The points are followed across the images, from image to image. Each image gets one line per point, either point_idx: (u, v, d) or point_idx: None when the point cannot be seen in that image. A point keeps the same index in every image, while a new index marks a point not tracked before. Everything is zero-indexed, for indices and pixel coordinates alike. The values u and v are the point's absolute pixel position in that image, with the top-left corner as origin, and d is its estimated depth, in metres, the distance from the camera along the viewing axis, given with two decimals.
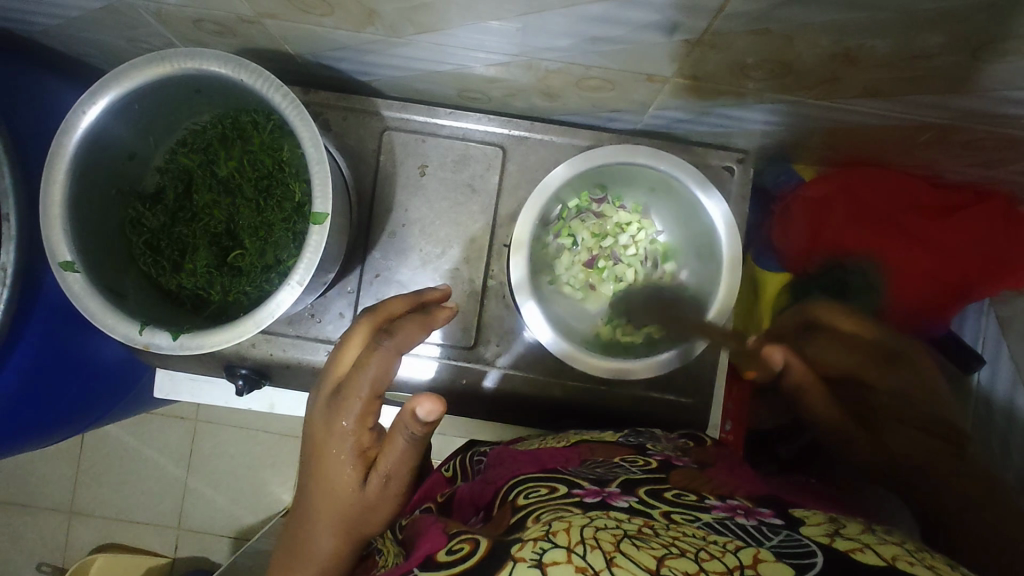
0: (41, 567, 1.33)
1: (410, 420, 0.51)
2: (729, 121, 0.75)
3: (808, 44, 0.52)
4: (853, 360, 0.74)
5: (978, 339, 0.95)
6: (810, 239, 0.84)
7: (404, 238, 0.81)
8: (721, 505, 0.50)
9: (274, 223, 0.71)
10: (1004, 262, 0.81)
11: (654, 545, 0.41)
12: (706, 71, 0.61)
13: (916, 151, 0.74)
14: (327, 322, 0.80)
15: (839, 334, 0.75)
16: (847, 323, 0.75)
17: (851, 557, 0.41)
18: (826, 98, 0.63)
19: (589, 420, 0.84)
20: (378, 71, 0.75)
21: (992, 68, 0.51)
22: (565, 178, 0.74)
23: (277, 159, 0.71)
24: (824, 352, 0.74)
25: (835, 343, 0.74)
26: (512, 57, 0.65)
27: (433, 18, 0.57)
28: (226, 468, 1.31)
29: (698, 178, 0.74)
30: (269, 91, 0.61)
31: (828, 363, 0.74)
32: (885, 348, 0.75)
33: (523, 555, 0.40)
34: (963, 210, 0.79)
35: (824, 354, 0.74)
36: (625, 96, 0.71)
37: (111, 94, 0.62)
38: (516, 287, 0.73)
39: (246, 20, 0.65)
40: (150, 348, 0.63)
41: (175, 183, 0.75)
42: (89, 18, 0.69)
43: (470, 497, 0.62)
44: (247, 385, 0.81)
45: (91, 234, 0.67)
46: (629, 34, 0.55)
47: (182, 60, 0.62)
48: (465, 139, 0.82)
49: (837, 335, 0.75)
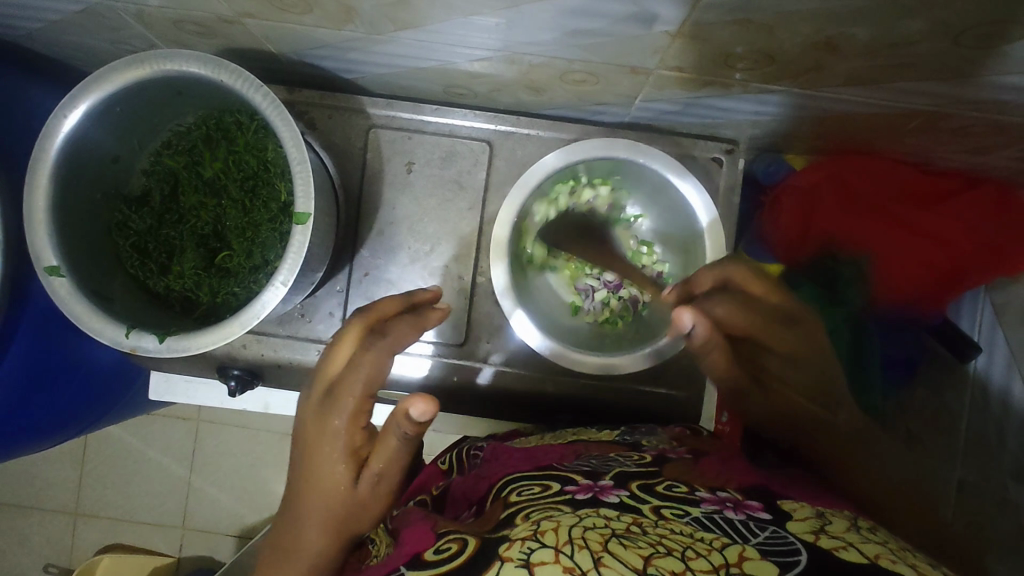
0: (48, 568, 1.34)
1: (402, 419, 0.51)
2: (716, 112, 0.74)
3: (791, 33, 0.52)
4: (749, 323, 0.63)
5: (974, 326, 0.93)
6: (801, 230, 0.84)
7: (393, 236, 0.81)
8: (712, 498, 0.50)
9: (259, 224, 0.71)
10: (997, 247, 0.80)
11: (641, 544, 0.41)
12: (691, 63, 0.60)
13: (907, 139, 0.73)
14: (318, 322, 0.80)
15: (742, 298, 0.64)
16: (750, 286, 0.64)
17: (834, 555, 0.41)
18: (813, 87, 0.63)
19: (583, 414, 0.84)
20: (362, 69, 0.74)
21: (979, 54, 0.51)
22: (552, 168, 0.73)
23: (263, 160, 0.71)
24: (725, 314, 0.62)
25: (736, 307, 0.63)
26: (496, 52, 0.64)
27: (412, 14, 0.57)
28: (228, 468, 1.31)
29: (674, 165, 0.73)
30: (248, 92, 0.61)
31: (728, 326, 0.63)
32: (784, 312, 0.64)
33: (511, 555, 0.40)
34: (955, 197, 0.78)
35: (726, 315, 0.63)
36: (612, 89, 0.71)
37: (91, 97, 0.62)
38: (501, 296, 0.73)
39: (226, 20, 0.65)
40: (138, 351, 0.63)
41: (161, 185, 0.75)
42: (72, 22, 0.69)
43: (463, 493, 0.62)
44: (239, 386, 0.81)
45: (77, 239, 0.66)
46: (610, 26, 0.54)
47: (162, 61, 0.61)
48: (452, 136, 0.81)
49: (742, 301, 0.63)
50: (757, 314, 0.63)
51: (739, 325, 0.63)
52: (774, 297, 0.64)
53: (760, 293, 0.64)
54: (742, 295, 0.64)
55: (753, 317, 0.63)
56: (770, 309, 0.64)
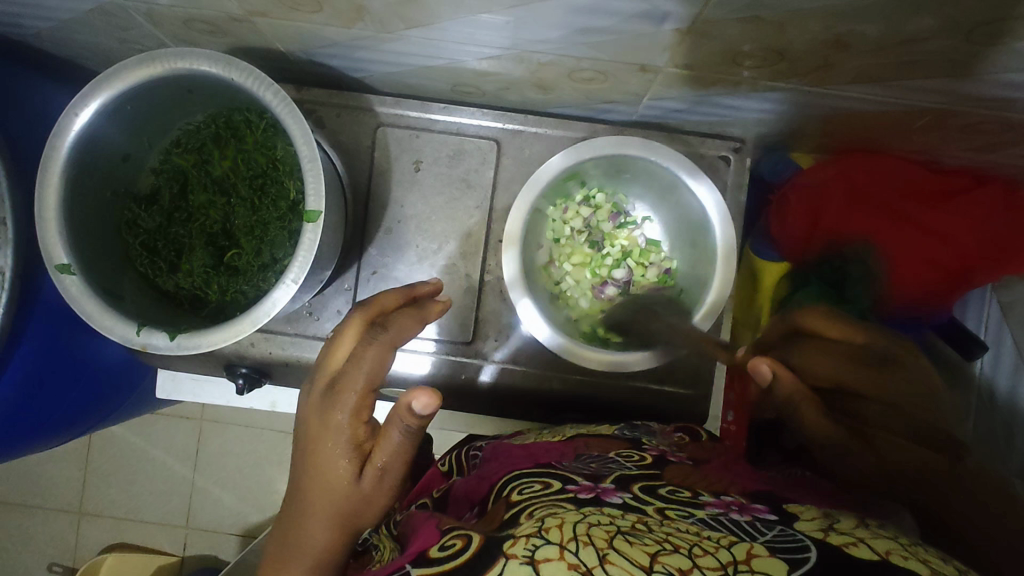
0: (52, 567, 1.35)
1: (405, 414, 0.52)
2: (724, 110, 0.74)
3: (800, 30, 0.52)
4: (841, 367, 0.67)
5: (981, 323, 0.95)
6: (808, 228, 0.85)
7: (401, 234, 0.81)
8: (716, 501, 0.50)
9: (268, 222, 0.72)
10: (1005, 247, 0.78)
11: (647, 541, 0.41)
12: (700, 60, 0.60)
13: (915, 137, 0.73)
14: (325, 320, 0.80)
15: (826, 343, 0.69)
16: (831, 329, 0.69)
17: (845, 551, 0.41)
18: (821, 85, 0.63)
19: (590, 412, 0.84)
20: (371, 67, 0.75)
21: (989, 51, 0.51)
22: (560, 169, 0.73)
23: (272, 158, 0.71)
24: (811, 359, 0.68)
25: (823, 351, 0.68)
26: (504, 50, 0.64)
27: (422, 13, 0.57)
28: (232, 467, 1.31)
29: (688, 166, 0.73)
30: (259, 90, 0.61)
31: (818, 371, 0.68)
32: (873, 353, 0.68)
33: (516, 552, 0.40)
34: (964, 194, 0.78)
35: (808, 361, 0.68)
36: (619, 87, 0.71)
37: (102, 96, 0.62)
38: (510, 284, 0.73)
39: (235, 19, 0.65)
40: (148, 348, 0.63)
41: (169, 183, 0.75)
42: (82, 21, 0.69)
43: (466, 493, 0.62)
44: (247, 384, 0.82)
45: (87, 237, 0.67)
46: (619, 23, 0.54)
47: (173, 60, 0.61)
48: (460, 134, 0.82)
49: (828, 346, 0.68)
50: (841, 355, 0.68)
51: (824, 370, 0.68)
52: (857, 339, 0.69)
53: (837, 335, 0.68)
54: (820, 339, 0.69)
55: (841, 360, 0.68)
56: (855, 348, 0.68)
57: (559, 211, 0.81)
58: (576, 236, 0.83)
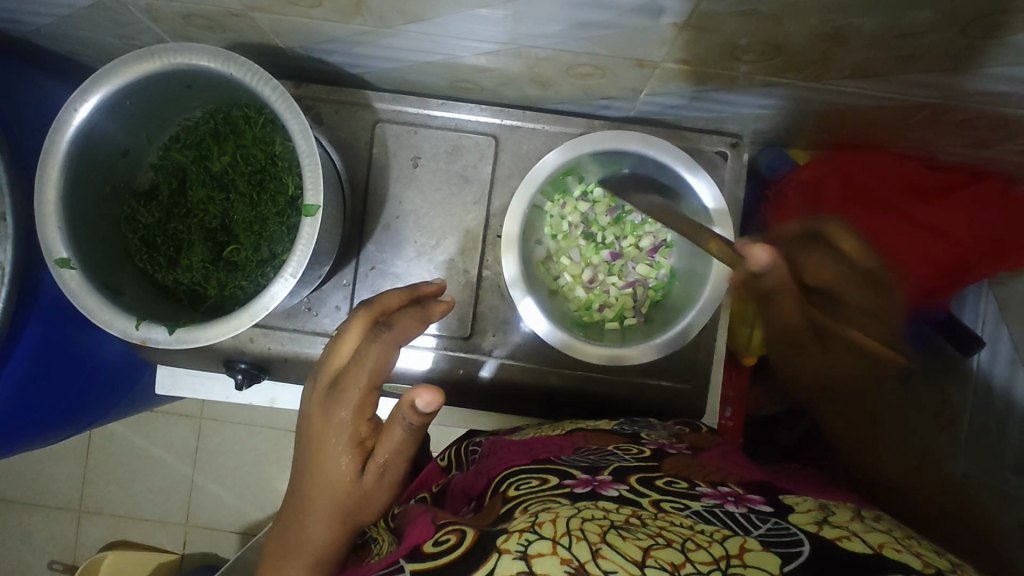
0: (52, 565, 1.35)
1: (409, 411, 0.52)
2: (721, 106, 0.74)
3: (797, 24, 0.52)
4: (834, 275, 0.64)
5: (979, 320, 0.94)
6: (807, 224, 0.84)
7: (398, 230, 0.81)
8: (712, 493, 0.50)
9: (267, 217, 0.72)
10: (999, 243, 0.81)
11: (640, 536, 0.42)
12: (697, 55, 0.60)
13: (910, 133, 0.74)
14: (324, 315, 0.81)
15: (836, 252, 0.65)
16: (847, 243, 0.65)
17: (837, 545, 0.41)
18: (817, 80, 0.63)
19: (589, 408, 0.84)
20: (370, 63, 0.75)
21: (983, 45, 0.51)
22: (558, 163, 0.74)
23: (270, 153, 0.71)
24: (816, 261, 0.64)
25: (827, 258, 0.65)
26: (502, 46, 0.65)
27: (421, 8, 0.57)
28: (232, 465, 1.32)
29: (686, 160, 0.74)
30: (258, 84, 0.61)
31: (817, 274, 0.64)
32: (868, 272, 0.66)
33: (508, 547, 0.40)
34: (962, 191, 0.79)
35: (813, 261, 0.64)
36: (617, 83, 0.71)
37: (102, 91, 0.62)
38: (510, 284, 0.74)
39: (234, 13, 0.65)
40: (147, 342, 0.63)
41: (169, 179, 0.75)
42: (82, 17, 0.69)
43: (463, 487, 0.63)
44: (247, 379, 0.82)
45: (87, 233, 0.67)
46: (616, 18, 0.55)
47: (173, 55, 0.62)
48: (458, 130, 0.82)
49: (833, 253, 0.65)
50: (847, 269, 0.65)
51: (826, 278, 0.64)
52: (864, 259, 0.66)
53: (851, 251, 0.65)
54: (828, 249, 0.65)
55: (841, 273, 0.64)
56: (857, 267, 0.65)
57: (557, 208, 0.81)
58: (574, 234, 0.83)
